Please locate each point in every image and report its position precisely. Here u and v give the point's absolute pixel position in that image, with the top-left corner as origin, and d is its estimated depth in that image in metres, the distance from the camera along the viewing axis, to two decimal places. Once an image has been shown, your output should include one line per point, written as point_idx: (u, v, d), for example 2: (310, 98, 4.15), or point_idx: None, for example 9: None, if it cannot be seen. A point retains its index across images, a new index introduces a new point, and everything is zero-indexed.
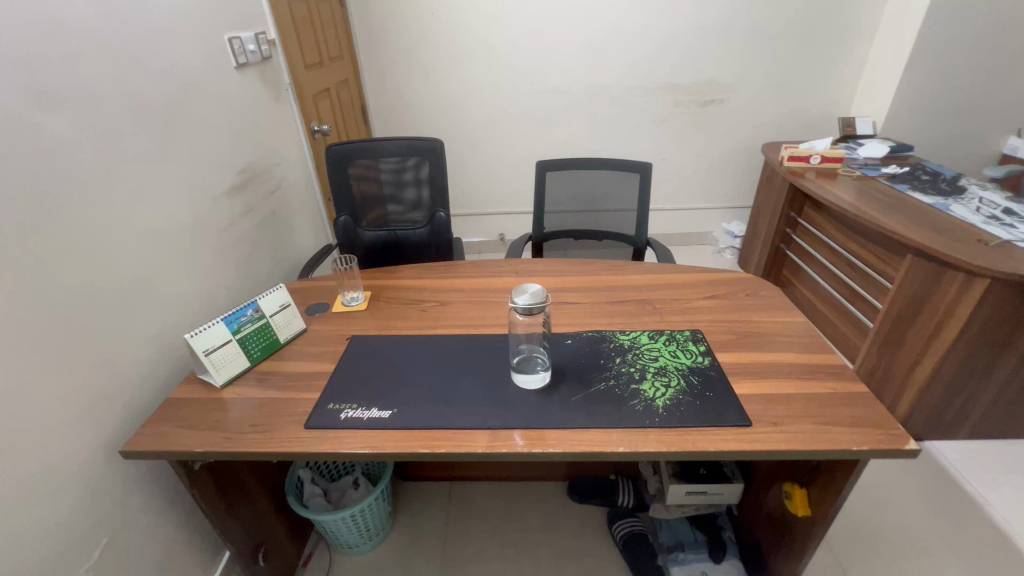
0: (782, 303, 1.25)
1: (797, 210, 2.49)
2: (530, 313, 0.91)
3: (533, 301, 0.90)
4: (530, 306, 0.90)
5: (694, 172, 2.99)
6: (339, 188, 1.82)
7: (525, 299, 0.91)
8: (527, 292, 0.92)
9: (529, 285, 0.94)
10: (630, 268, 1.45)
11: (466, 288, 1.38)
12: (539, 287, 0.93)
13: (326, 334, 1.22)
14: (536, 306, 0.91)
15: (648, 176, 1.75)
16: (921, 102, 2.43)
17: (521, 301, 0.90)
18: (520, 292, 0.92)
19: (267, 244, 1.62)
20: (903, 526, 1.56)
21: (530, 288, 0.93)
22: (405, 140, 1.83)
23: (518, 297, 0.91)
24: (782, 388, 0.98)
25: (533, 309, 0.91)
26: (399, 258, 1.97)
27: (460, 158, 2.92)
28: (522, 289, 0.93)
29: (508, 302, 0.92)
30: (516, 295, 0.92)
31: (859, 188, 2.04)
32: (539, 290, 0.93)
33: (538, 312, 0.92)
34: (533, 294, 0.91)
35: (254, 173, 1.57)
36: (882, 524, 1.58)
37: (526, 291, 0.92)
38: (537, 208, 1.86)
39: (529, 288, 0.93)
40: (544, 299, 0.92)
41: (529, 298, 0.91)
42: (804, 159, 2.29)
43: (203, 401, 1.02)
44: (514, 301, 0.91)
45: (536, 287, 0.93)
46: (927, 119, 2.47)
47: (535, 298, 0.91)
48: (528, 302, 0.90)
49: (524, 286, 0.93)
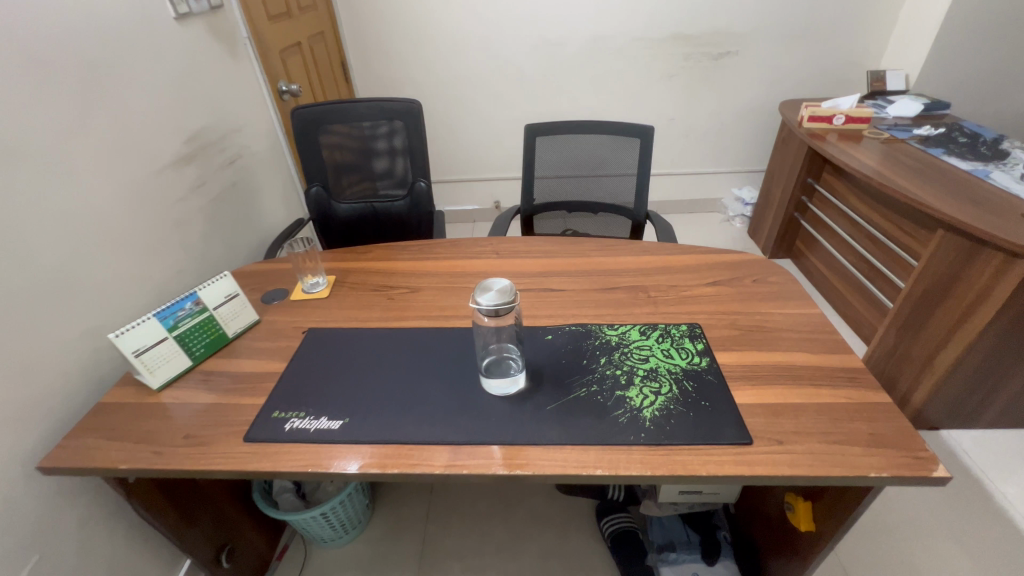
0: (794, 291, 1.10)
1: (814, 175, 2.29)
2: (497, 314, 0.78)
3: (498, 301, 0.77)
4: (495, 307, 0.77)
5: (704, 134, 2.76)
6: (308, 156, 1.66)
7: (489, 298, 0.77)
8: (493, 288, 0.78)
9: (496, 277, 0.80)
10: (625, 247, 1.30)
11: (440, 272, 1.25)
12: (506, 280, 0.80)
13: (281, 327, 1.09)
14: (502, 307, 0.77)
15: (649, 142, 1.56)
16: (963, 52, 2.17)
17: (484, 301, 0.77)
18: (485, 288, 0.79)
19: (226, 220, 1.48)
20: (911, 518, 1.46)
21: (497, 281, 0.80)
22: (379, 101, 1.64)
23: (481, 295, 0.78)
24: (791, 397, 0.85)
25: (500, 309, 0.77)
26: (378, 232, 1.83)
27: (450, 119, 2.71)
28: (489, 282, 0.80)
29: (471, 301, 0.78)
30: (478, 292, 0.78)
31: (885, 153, 1.84)
32: (507, 284, 0.79)
33: (507, 313, 0.79)
34: (499, 292, 0.78)
35: (207, 141, 1.41)
36: (891, 527, 1.45)
37: (492, 285, 0.79)
38: (526, 177, 1.69)
39: (495, 281, 0.79)
40: (513, 297, 0.78)
41: (494, 296, 0.77)
42: (826, 119, 2.06)
43: (136, 407, 0.91)
44: (477, 300, 0.78)
45: (503, 280, 0.80)
46: (967, 73, 2.21)
47: (503, 297, 0.77)
48: (493, 302, 0.77)
49: (490, 279, 0.80)
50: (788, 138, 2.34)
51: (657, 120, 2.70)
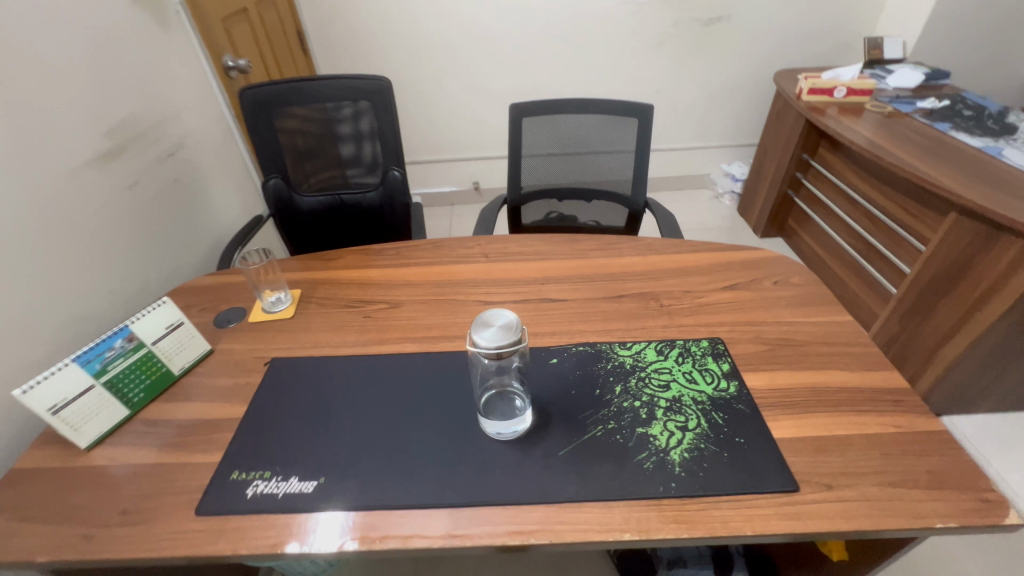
0: (820, 295, 0.99)
1: (810, 151, 2.18)
2: (501, 354, 0.65)
3: (502, 341, 0.63)
4: (498, 347, 0.63)
5: (692, 107, 2.61)
6: (263, 144, 1.45)
7: (489, 337, 0.64)
8: (493, 323, 0.65)
9: (496, 309, 0.67)
10: (629, 245, 1.17)
11: (423, 281, 1.09)
12: (510, 312, 0.66)
13: (238, 358, 0.93)
14: (507, 347, 0.64)
15: (648, 122, 1.42)
16: (964, 17, 2.06)
17: (484, 340, 0.64)
18: (483, 324, 0.65)
19: (168, 223, 1.28)
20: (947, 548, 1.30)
21: (498, 314, 0.66)
22: (342, 79, 1.43)
23: (479, 333, 0.64)
24: (834, 428, 0.75)
25: (504, 349, 0.64)
26: (349, 227, 1.65)
27: (422, 93, 2.48)
28: (488, 316, 0.66)
29: (470, 342, 0.65)
30: (475, 330, 0.65)
31: (890, 127, 1.74)
32: (511, 317, 0.66)
33: (513, 354, 0.65)
34: (502, 329, 0.64)
35: (137, 131, 1.20)
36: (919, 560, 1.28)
37: (492, 319, 0.66)
38: (512, 163, 1.53)
39: (496, 314, 0.66)
40: (520, 333, 0.65)
41: (496, 334, 0.64)
42: (827, 92, 1.94)
43: (60, 474, 0.75)
44: (474, 339, 0.64)
45: (505, 311, 0.66)
46: (966, 39, 2.11)
47: (506, 334, 0.64)
48: (496, 342, 0.63)
49: (489, 312, 0.67)
50: (783, 112, 2.22)
51: (645, 92, 2.54)
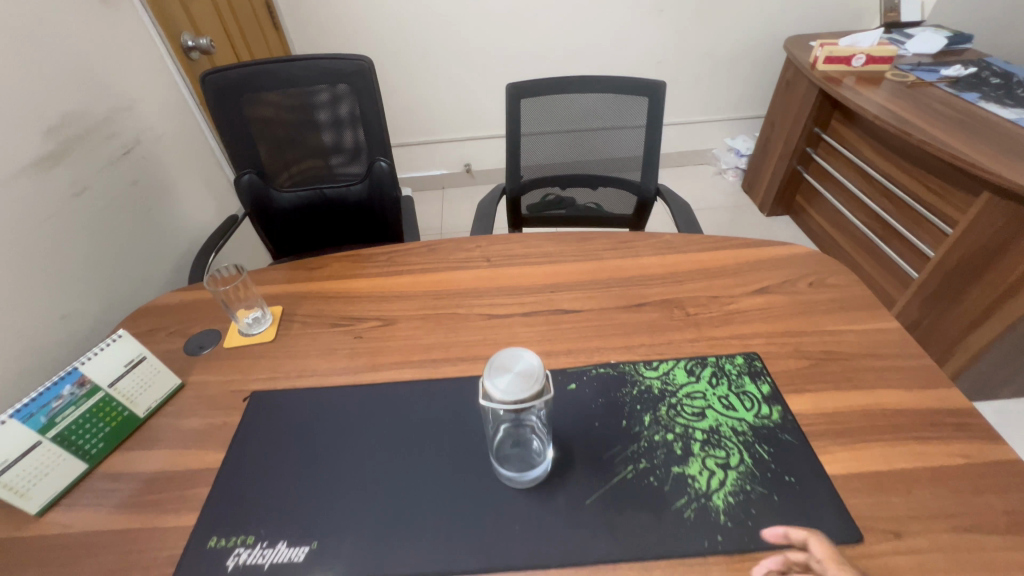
0: (862, 298, 0.90)
1: (822, 124, 2.06)
2: (522, 405, 0.54)
3: (522, 389, 0.53)
4: (517, 398, 0.53)
5: (696, 79, 2.46)
6: (231, 136, 1.30)
7: (505, 385, 0.54)
8: (509, 366, 0.56)
9: (511, 349, 0.57)
10: (646, 243, 1.06)
11: (419, 292, 0.98)
12: (528, 351, 0.57)
13: (213, 393, 0.82)
14: (527, 397, 0.54)
15: (660, 100, 1.29)
16: None
17: (500, 389, 0.53)
18: (498, 368, 0.55)
19: (128, 232, 1.14)
20: None
21: (514, 353, 0.57)
22: (317, 59, 1.27)
23: (493, 380, 0.54)
24: (895, 461, 0.66)
25: (525, 400, 0.54)
26: (334, 223, 1.52)
27: (406, 69, 2.29)
28: (502, 357, 0.57)
29: (484, 391, 0.54)
30: (488, 376, 0.55)
31: (914, 98, 1.62)
32: (530, 358, 0.57)
33: (535, 404, 0.55)
34: (520, 374, 0.54)
35: (83, 128, 1.04)
36: None
37: (507, 361, 0.56)
38: (510, 150, 1.39)
39: (510, 353, 0.57)
40: (542, 380, 0.55)
41: (514, 381, 0.54)
42: (843, 60, 1.80)
43: (9, 544, 0.65)
44: (488, 387, 0.54)
45: (523, 350, 0.57)
46: None
47: (526, 384, 0.54)
48: (513, 391, 0.53)
49: (502, 351, 0.57)
50: (793, 82, 2.08)
51: (645, 63, 2.38)
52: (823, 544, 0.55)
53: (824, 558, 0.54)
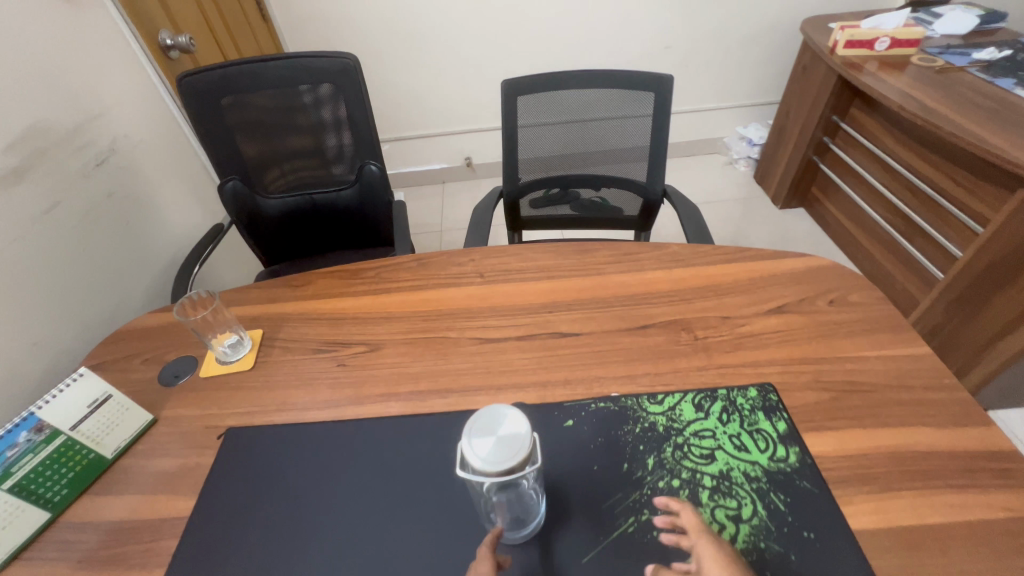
0: (888, 319, 0.82)
1: (840, 112, 1.94)
2: (506, 474, 0.48)
3: (504, 457, 0.47)
4: (499, 467, 0.47)
5: (705, 64, 2.34)
6: (212, 141, 1.24)
7: (486, 451, 0.48)
8: (491, 428, 0.50)
9: (496, 407, 0.52)
10: (651, 255, 0.98)
11: (408, 313, 0.92)
12: (513, 409, 0.51)
13: (186, 429, 0.77)
14: (512, 466, 0.48)
15: (668, 95, 1.20)
16: None
17: (480, 456, 0.48)
18: (479, 430, 0.50)
19: (104, 248, 1.09)
20: None
21: (497, 411, 0.51)
22: (299, 57, 1.19)
23: (472, 445, 0.49)
24: (928, 514, 0.60)
25: (510, 469, 0.48)
26: (325, 229, 1.46)
27: (401, 61, 2.20)
28: (485, 417, 0.51)
29: (466, 460, 0.49)
30: (467, 440, 0.49)
31: (943, 84, 1.50)
32: (515, 417, 0.51)
33: (522, 473, 0.49)
34: (504, 439, 0.49)
35: (50, 141, 0.98)
36: None
37: (490, 423, 0.50)
38: (508, 150, 1.30)
39: (493, 412, 0.51)
40: (527, 444, 0.49)
41: (496, 446, 0.48)
42: (866, 44, 1.67)
43: None
44: (468, 455, 0.49)
45: (507, 408, 0.51)
46: None
47: (509, 451, 0.48)
48: (494, 460, 0.47)
49: (483, 409, 0.52)
50: (810, 66, 1.96)
51: (653, 49, 2.26)
52: (692, 514, 0.54)
53: (691, 529, 0.53)
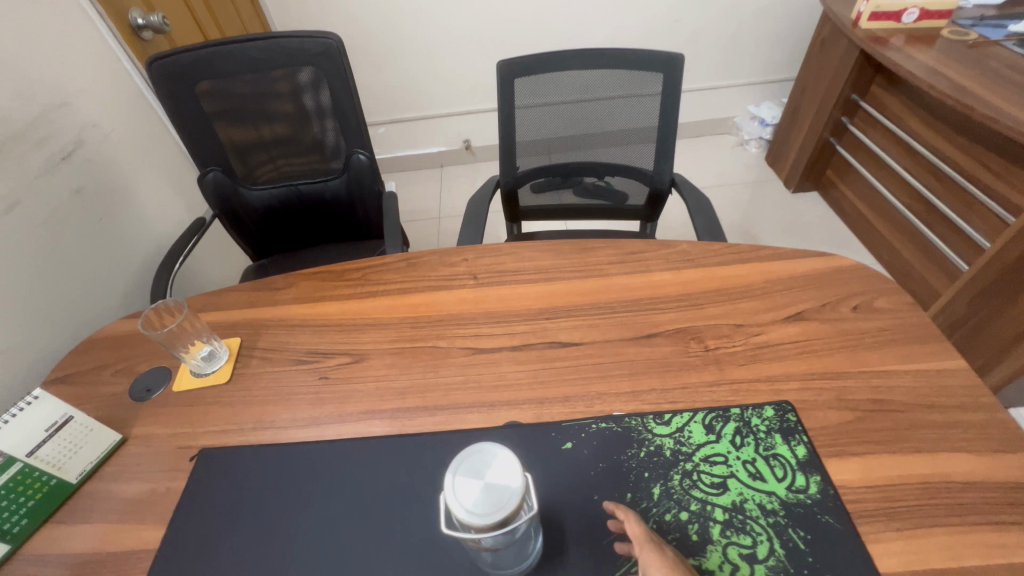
0: (919, 327, 0.75)
1: (860, 90, 1.82)
2: (497, 526, 0.42)
3: (494, 507, 0.41)
4: (486, 518, 0.40)
5: (716, 39, 2.21)
6: (187, 130, 1.16)
7: (473, 501, 0.41)
8: (479, 471, 0.43)
9: (485, 445, 0.45)
10: (659, 255, 0.91)
11: (396, 319, 0.85)
12: (504, 448, 0.44)
13: (156, 450, 0.72)
14: (501, 519, 0.41)
15: (678, 76, 1.11)
16: None
17: (466, 507, 0.41)
18: (465, 473, 0.43)
19: (71, 248, 1.03)
20: None
21: (486, 451, 0.44)
22: (278, 38, 1.10)
23: (457, 491, 0.42)
24: (965, 556, 0.54)
25: (502, 520, 0.41)
26: (314, 221, 1.39)
27: (394, 38, 2.08)
28: (472, 457, 0.44)
29: (451, 507, 0.42)
30: (451, 484, 0.43)
31: (976, 60, 1.39)
32: (506, 458, 0.44)
33: (513, 523, 0.42)
34: (493, 487, 0.42)
35: (5, 135, 0.92)
36: None
37: (477, 464, 0.44)
38: (505, 137, 1.22)
39: (481, 451, 0.44)
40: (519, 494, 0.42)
41: (485, 494, 0.42)
42: (893, 16, 1.55)
43: None
44: (453, 503, 0.42)
45: (498, 447, 0.44)
46: None
47: (497, 502, 0.41)
48: (481, 511, 0.41)
49: (470, 447, 0.45)
50: (830, 41, 1.83)
51: (660, 23, 2.13)
52: (637, 521, 0.53)
53: (636, 539, 0.52)
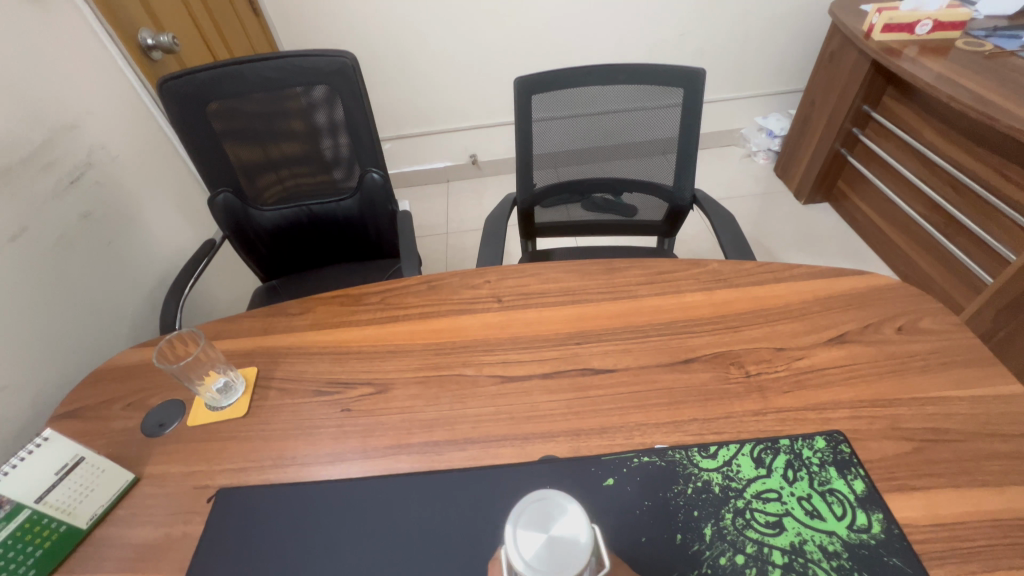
0: (970, 350, 0.72)
1: (872, 101, 1.81)
2: None
3: (558, 565, 0.37)
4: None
5: (723, 51, 2.21)
6: (198, 152, 1.14)
7: (533, 554, 0.38)
8: (544, 522, 0.39)
9: (553, 494, 0.41)
10: (689, 274, 0.88)
11: (419, 345, 0.82)
12: (574, 501, 0.40)
13: (170, 491, 0.68)
14: None
15: (699, 91, 1.09)
16: None
17: (525, 559, 0.38)
18: (528, 522, 0.39)
19: (80, 275, 1.00)
20: None
21: (553, 500, 0.41)
22: (291, 57, 1.08)
23: (517, 540, 0.39)
24: None
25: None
26: (325, 241, 1.36)
27: (401, 55, 2.08)
28: (538, 506, 0.40)
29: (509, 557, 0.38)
30: (512, 532, 0.39)
31: (993, 69, 1.38)
32: (575, 512, 0.40)
33: None
34: (557, 541, 0.38)
35: (14, 161, 0.90)
36: None
37: (541, 514, 0.40)
38: (523, 154, 1.19)
39: (547, 499, 0.41)
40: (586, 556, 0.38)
41: (549, 547, 0.38)
42: (906, 28, 1.54)
43: None
44: (513, 555, 0.38)
45: (567, 499, 0.41)
46: None
47: (559, 560, 0.37)
48: (543, 568, 0.37)
49: (535, 493, 0.41)
50: (839, 52, 1.83)
51: (668, 37, 2.14)
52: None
53: None
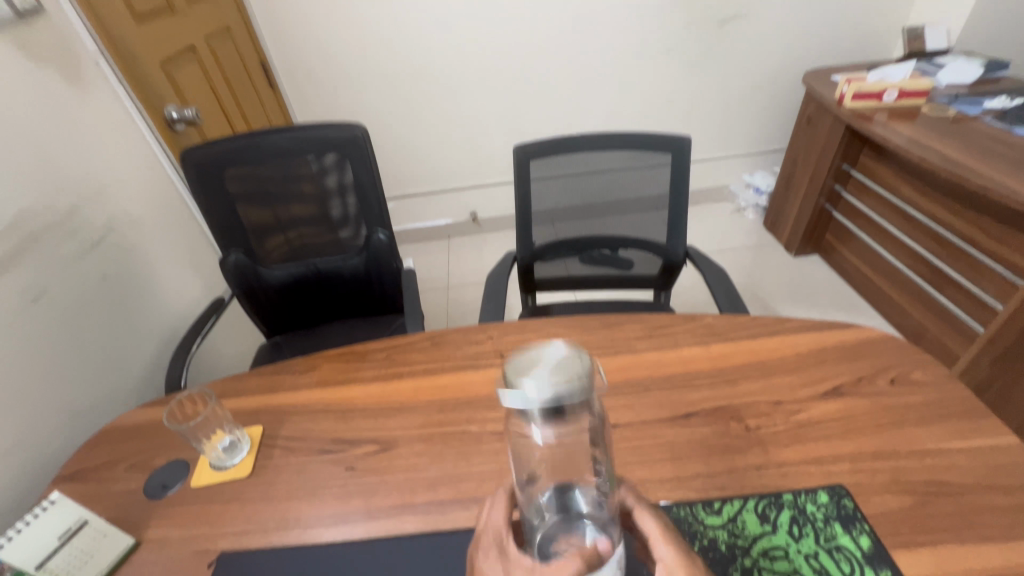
0: (962, 401, 0.73)
1: (850, 160, 1.92)
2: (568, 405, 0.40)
3: (562, 379, 0.40)
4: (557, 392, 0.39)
5: (708, 115, 2.37)
6: (214, 215, 1.20)
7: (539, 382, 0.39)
8: (537, 361, 0.42)
9: (523, 351, 0.44)
10: (685, 328, 0.91)
11: (423, 402, 0.83)
12: (557, 341, 0.44)
13: (171, 556, 0.67)
14: (570, 390, 0.40)
15: (686, 156, 1.17)
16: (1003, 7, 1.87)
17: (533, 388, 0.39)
18: (523, 370, 0.41)
19: (93, 333, 1.03)
20: None
21: (538, 348, 0.44)
22: (308, 129, 1.17)
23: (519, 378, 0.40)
24: None
25: (567, 395, 0.40)
26: (331, 298, 1.40)
27: (406, 122, 2.23)
28: (520, 359, 0.43)
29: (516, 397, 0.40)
30: (512, 377, 0.41)
31: (957, 132, 1.48)
32: (559, 348, 0.44)
33: (580, 403, 0.41)
34: (553, 366, 0.41)
35: (42, 227, 0.95)
36: None
37: (532, 359, 0.42)
38: (522, 214, 1.25)
39: (532, 349, 0.43)
40: (583, 371, 0.41)
41: (546, 372, 0.40)
42: (874, 95, 1.67)
43: None
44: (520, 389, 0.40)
45: (551, 342, 0.44)
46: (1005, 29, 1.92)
47: (564, 378, 0.40)
48: (551, 386, 0.39)
49: (521, 349, 0.44)
50: (815, 117, 1.96)
51: (656, 103, 2.29)
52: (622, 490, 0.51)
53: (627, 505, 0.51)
